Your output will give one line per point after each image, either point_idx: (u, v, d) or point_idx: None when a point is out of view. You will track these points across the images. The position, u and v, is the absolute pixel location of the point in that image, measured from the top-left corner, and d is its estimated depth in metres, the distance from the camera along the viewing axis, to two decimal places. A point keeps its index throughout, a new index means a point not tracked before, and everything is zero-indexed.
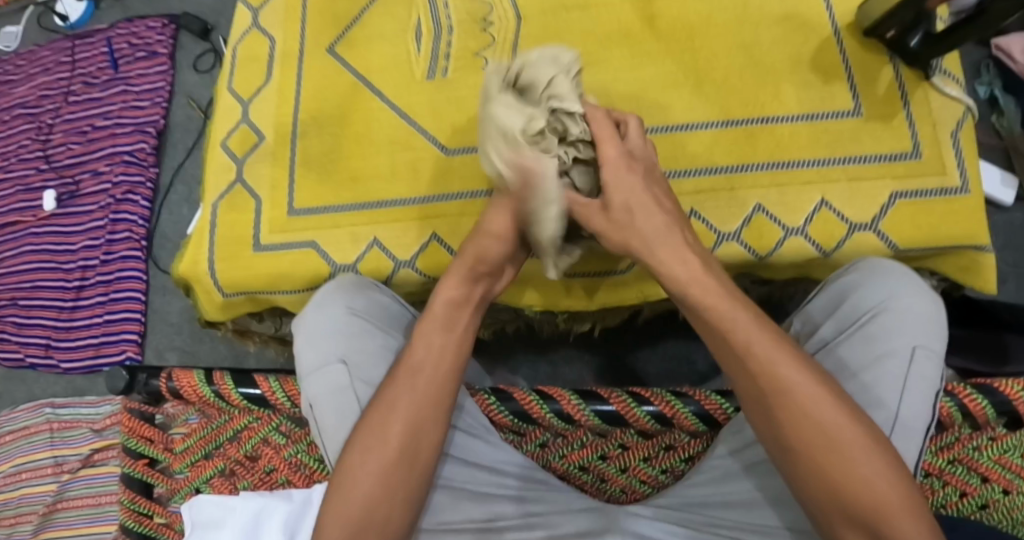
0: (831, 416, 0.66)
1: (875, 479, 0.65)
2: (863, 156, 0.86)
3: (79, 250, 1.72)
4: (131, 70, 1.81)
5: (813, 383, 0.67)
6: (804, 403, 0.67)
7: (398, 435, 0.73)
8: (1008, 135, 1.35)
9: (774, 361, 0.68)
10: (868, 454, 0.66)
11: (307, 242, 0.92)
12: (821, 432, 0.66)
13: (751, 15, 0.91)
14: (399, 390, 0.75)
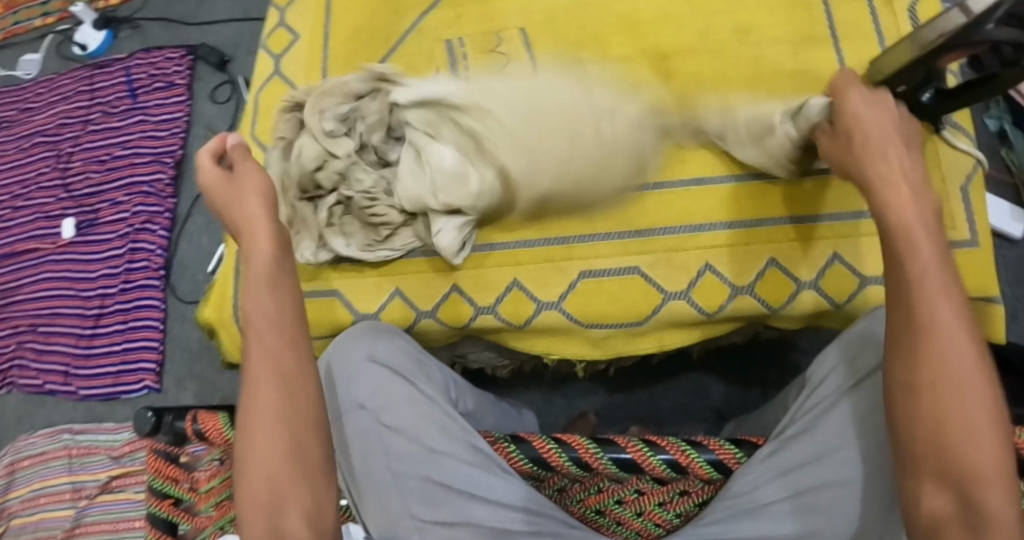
0: (967, 368, 0.62)
1: (988, 448, 0.60)
2: None
3: (98, 278, 1.74)
4: (149, 100, 1.83)
5: (959, 329, 0.62)
6: (953, 343, 0.62)
7: (274, 414, 0.70)
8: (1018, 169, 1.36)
9: (936, 295, 0.63)
10: (988, 432, 0.60)
11: (329, 290, 0.94)
12: (952, 377, 0.62)
13: (765, 74, 0.94)
14: (264, 382, 0.71)
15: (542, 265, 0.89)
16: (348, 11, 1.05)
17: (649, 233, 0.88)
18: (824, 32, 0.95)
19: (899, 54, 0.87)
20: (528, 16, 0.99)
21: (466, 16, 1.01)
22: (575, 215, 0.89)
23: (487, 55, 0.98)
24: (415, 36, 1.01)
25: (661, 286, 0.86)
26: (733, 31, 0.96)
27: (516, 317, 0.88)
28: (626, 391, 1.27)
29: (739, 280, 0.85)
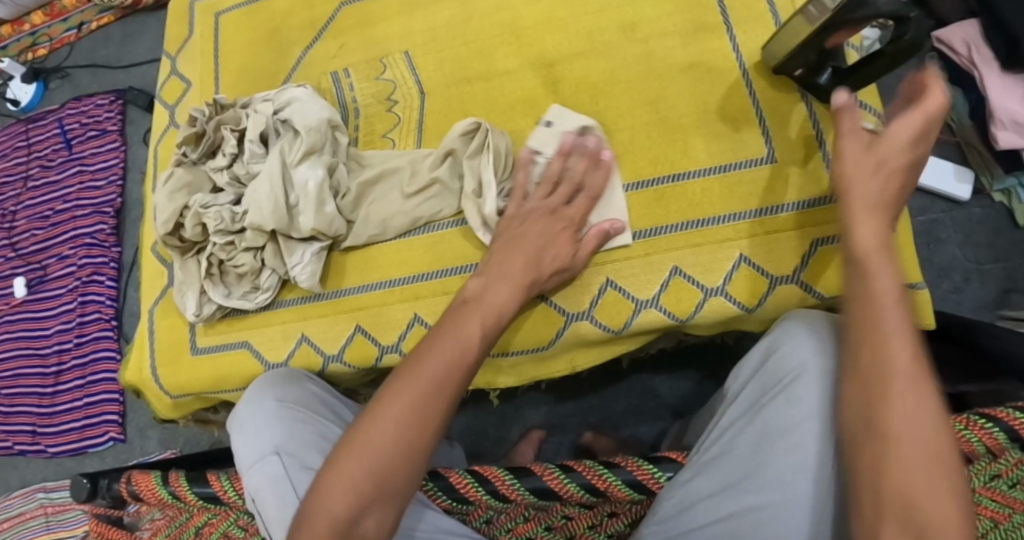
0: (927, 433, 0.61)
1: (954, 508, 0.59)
2: (783, 205, 0.85)
3: (53, 334, 1.66)
4: (84, 149, 1.75)
5: (925, 377, 0.62)
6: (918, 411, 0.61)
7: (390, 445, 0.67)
8: (960, 128, 1.18)
9: (891, 332, 0.64)
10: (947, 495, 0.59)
11: (241, 342, 0.93)
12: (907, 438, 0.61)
13: (658, 70, 0.90)
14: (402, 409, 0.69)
15: (441, 297, 0.86)
16: (234, 53, 1.03)
17: None
18: (716, 18, 0.91)
19: (791, 34, 0.82)
20: (412, 37, 0.97)
21: (349, 44, 0.99)
22: (468, 244, 0.87)
23: (374, 82, 0.96)
24: (303, 71, 1.00)
25: (564, 308, 0.86)
26: (621, 29, 0.92)
27: None
28: (576, 397, 1.25)
29: (642, 293, 0.84)
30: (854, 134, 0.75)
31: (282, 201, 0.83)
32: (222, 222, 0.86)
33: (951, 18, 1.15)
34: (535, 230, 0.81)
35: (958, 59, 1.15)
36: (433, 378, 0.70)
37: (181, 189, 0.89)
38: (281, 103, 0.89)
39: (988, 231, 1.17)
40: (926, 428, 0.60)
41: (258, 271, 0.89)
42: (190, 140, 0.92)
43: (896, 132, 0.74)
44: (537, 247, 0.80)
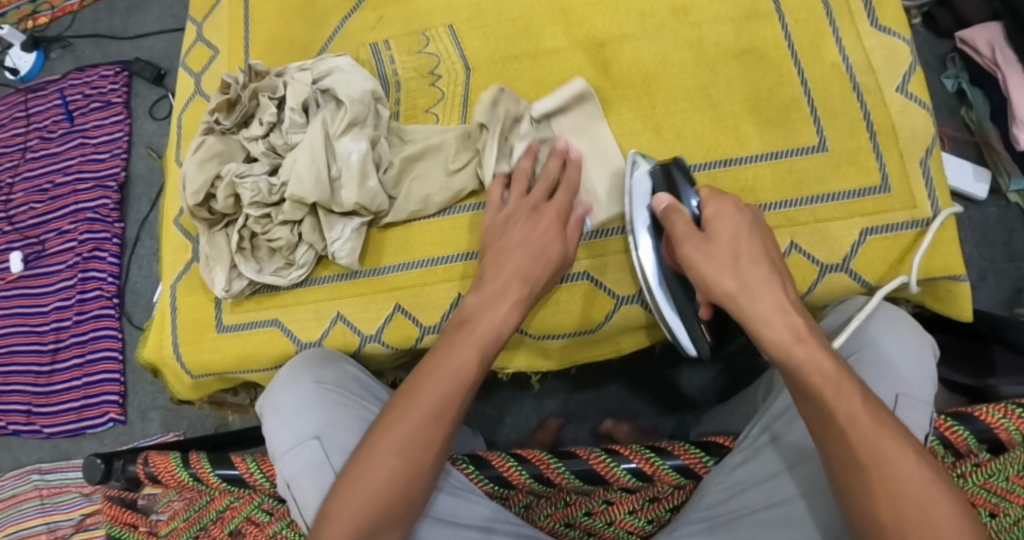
0: (941, 508, 0.57)
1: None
2: (833, 194, 0.81)
3: (50, 311, 1.58)
4: (87, 121, 1.69)
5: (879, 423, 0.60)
6: (919, 486, 0.58)
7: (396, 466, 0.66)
8: (979, 129, 1.14)
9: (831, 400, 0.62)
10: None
11: (271, 320, 0.89)
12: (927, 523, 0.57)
13: (708, 56, 0.87)
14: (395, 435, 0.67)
15: None
16: (265, 21, 0.99)
17: (598, 236, 0.83)
18: (768, 6, 0.87)
19: None
20: (454, 11, 0.93)
21: (389, 16, 0.95)
22: None
23: (416, 56, 0.93)
24: (340, 41, 0.97)
25: (613, 292, 0.82)
26: (672, 13, 0.89)
27: None
28: (596, 385, 1.20)
29: None
30: (684, 242, 0.73)
31: (323, 174, 0.80)
32: (258, 195, 0.82)
33: (973, 18, 1.12)
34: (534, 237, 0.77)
35: (982, 61, 1.09)
36: (431, 405, 0.68)
37: (212, 159, 0.85)
38: (321, 71, 0.86)
39: (1005, 230, 1.11)
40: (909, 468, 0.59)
41: (294, 246, 0.85)
42: (223, 107, 0.87)
43: (767, 272, 0.69)
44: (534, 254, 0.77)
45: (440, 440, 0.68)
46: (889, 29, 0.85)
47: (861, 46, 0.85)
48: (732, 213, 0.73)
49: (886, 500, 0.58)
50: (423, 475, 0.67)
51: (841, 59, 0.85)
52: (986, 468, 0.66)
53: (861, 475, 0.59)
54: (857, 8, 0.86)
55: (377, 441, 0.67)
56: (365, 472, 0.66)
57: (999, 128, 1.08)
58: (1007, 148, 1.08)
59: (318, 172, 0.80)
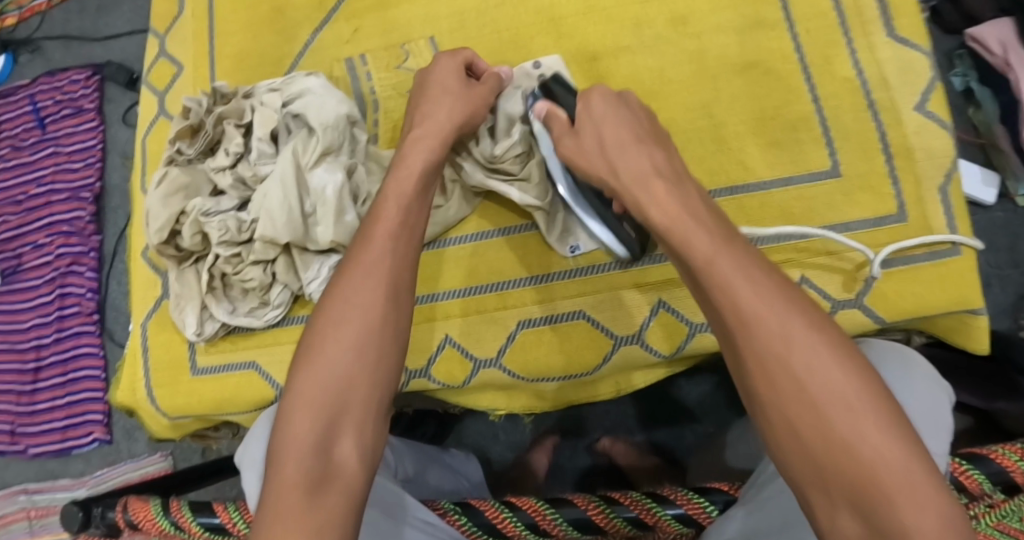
0: (880, 434, 0.48)
1: (934, 517, 0.46)
2: (847, 224, 0.75)
3: (29, 329, 1.49)
4: (59, 129, 1.59)
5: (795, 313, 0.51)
6: (856, 411, 0.48)
7: (318, 385, 0.57)
8: (986, 131, 1.07)
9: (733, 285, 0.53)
10: (940, 507, 0.46)
11: (247, 362, 0.83)
12: (872, 457, 0.47)
13: (712, 70, 0.80)
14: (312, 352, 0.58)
15: (476, 317, 0.77)
16: (233, 35, 0.92)
17: (594, 270, 0.76)
18: (776, 14, 0.80)
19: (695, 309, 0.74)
20: (435, 22, 0.86)
21: (364, 28, 0.88)
22: (507, 257, 0.77)
23: (395, 73, 0.86)
24: (310, 58, 0.89)
25: (610, 331, 0.75)
26: (672, 22, 0.82)
27: (449, 380, 0.76)
28: (593, 405, 1.15)
29: (696, 317, 0.74)
30: (559, 139, 0.69)
31: (296, 213, 0.74)
32: (225, 234, 0.76)
33: (984, 13, 1.05)
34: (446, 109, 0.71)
35: (993, 59, 1.03)
36: (333, 327, 0.59)
37: (176, 193, 0.79)
38: (290, 94, 0.79)
39: (1008, 234, 1.04)
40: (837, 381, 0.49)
41: (268, 286, 0.79)
42: (185, 134, 0.81)
43: (647, 151, 0.63)
44: (419, 177, 0.67)
45: (356, 394, 0.58)
46: (908, 41, 0.79)
47: (876, 59, 0.78)
48: (600, 103, 0.67)
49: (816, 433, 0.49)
50: (350, 426, 0.57)
51: (855, 74, 0.78)
52: (1001, 508, 0.59)
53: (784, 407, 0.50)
54: (872, 17, 0.79)
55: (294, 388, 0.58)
56: (285, 439, 0.56)
57: (1009, 130, 1.01)
58: (1017, 151, 1.01)
59: (291, 212, 0.74)
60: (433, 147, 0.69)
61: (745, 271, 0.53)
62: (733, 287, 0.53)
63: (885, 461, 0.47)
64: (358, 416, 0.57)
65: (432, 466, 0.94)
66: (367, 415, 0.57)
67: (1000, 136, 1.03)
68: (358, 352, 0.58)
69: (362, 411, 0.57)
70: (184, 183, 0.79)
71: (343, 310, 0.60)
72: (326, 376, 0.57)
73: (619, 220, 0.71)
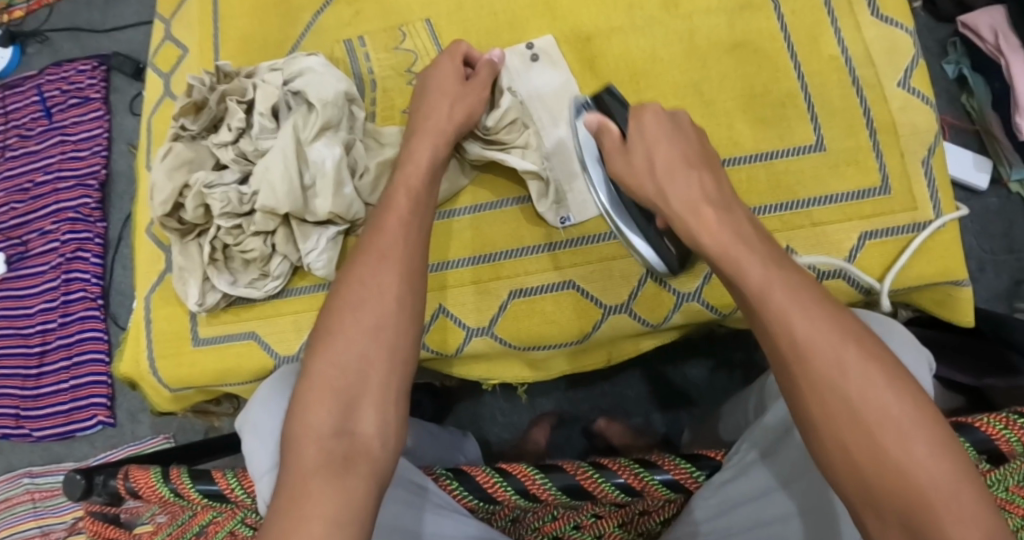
0: (887, 390, 0.51)
1: (934, 470, 0.49)
2: (831, 196, 0.78)
3: (36, 314, 1.51)
4: (66, 117, 1.61)
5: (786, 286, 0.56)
6: (836, 344, 0.53)
7: (339, 369, 0.62)
8: (980, 118, 1.09)
9: (739, 266, 0.58)
10: (945, 455, 0.49)
11: (248, 333, 0.86)
12: (878, 411, 0.51)
13: (702, 50, 0.83)
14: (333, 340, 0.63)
15: (471, 288, 0.79)
16: (236, 18, 0.95)
17: (584, 242, 0.78)
18: None
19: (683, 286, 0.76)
20: (431, 4, 0.89)
21: (366, 12, 0.91)
22: (500, 229, 0.80)
23: (393, 53, 0.89)
24: (313, 37, 0.92)
25: (600, 301, 0.77)
26: (663, 4, 0.84)
27: (443, 347, 0.79)
28: (588, 384, 1.17)
29: (683, 287, 0.76)
30: (610, 154, 0.70)
31: (294, 184, 0.76)
32: (226, 205, 0.78)
33: (975, 1, 1.07)
34: (436, 108, 0.76)
35: (984, 46, 1.05)
36: (355, 316, 0.64)
37: (181, 167, 0.81)
38: (291, 73, 0.82)
39: (1005, 221, 1.07)
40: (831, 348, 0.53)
41: (268, 257, 0.82)
42: (189, 111, 0.83)
43: (695, 175, 0.65)
44: (427, 171, 0.73)
45: (374, 370, 0.63)
46: (892, 20, 0.81)
47: (861, 38, 0.81)
48: (654, 125, 0.68)
49: (829, 393, 0.52)
50: (369, 406, 0.61)
51: (841, 53, 0.81)
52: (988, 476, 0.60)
53: (809, 370, 0.53)
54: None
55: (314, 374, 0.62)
56: (303, 426, 0.60)
57: (1001, 116, 1.04)
58: (1008, 136, 1.03)
59: (289, 183, 0.76)
60: (434, 144, 0.74)
61: (780, 276, 0.56)
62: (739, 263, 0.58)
63: (891, 414, 0.51)
64: (377, 389, 0.62)
65: (431, 440, 0.97)
66: (384, 398, 0.62)
67: (995, 125, 1.05)
68: (377, 342, 0.64)
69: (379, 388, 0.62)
70: (189, 158, 0.82)
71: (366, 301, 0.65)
72: (348, 359, 0.62)
73: (661, 236, 0.72)
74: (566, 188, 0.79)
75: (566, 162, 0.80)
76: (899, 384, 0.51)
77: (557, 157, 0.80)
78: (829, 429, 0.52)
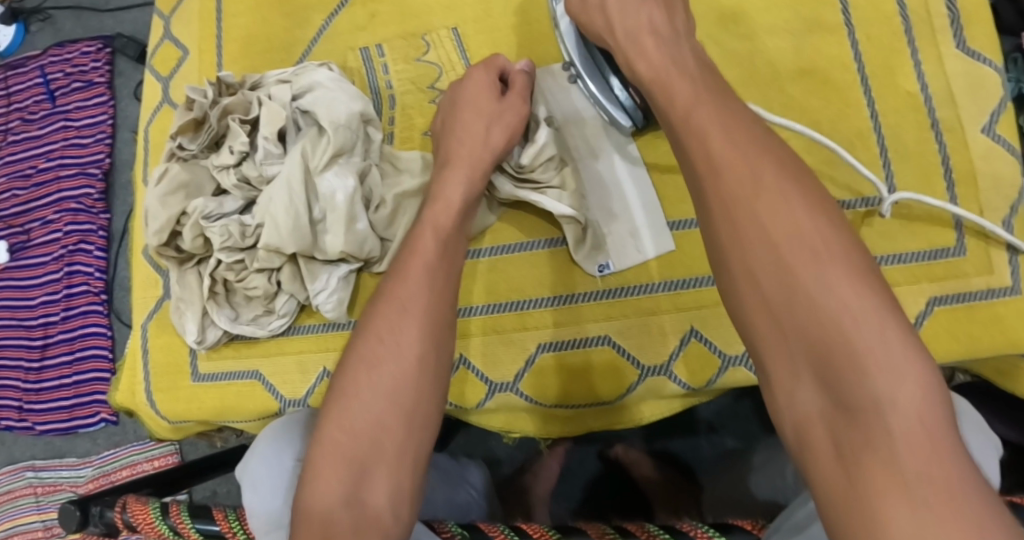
0: (804, 218, 0.49)
1: (903, 382, 0.44)
2: (900, 254, 0.69)
3: (37, 306, 1.41)
4: (69, 102, 1.51)
5: (750, 153, 0.51)
6: (797, 215, 0.49)
7: (354, 431, 0.53)
8: None
9: (705, 134, 0.53)
10: (875, 314, 0.45)
11: (251, 371, 0.79)
12: (791, 236, 0.48)
13: (764, 77, 0.74)
14: (350, 399, 0.54)
15: (497, 336, 0.71)
16: (243, 18, 0.86)
17: (622, 293, 0.70)
18: (836, 17, 0.73)
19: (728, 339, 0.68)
20: (459, 11, 0.80)
21: (382, 15, 0.82)
22: (531, 274, 0.72)
23: (414, 65, 0.80)
24: (326, 43, 0.83)
25: (636, 359, 0.70)
26: (717, 22, 0.75)
27: (462, 401, 0.71)
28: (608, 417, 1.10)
29: (730, 348, 0.68)
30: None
31: (303, 222, 0.68)
32: (227, 239, 0.71)
33: None
34: (471, 131, 0.68)
35: None
36: (380, 379, 0.54)
37: (177, 191, 0.74)
38: (301, 87, 0.74)
39: None
40: (796, 233, 0.48)
41: (273, 295, 0.74)
42: (187, 129, 0.75)
43: (647, 10, 0.63)
44: (459, 209, 0.64)
45: (391, 435, 0.53)
46: (978, 54, 0.71)
47: (943, 72, 0.71)
48: None
49: (788, 277, 0.48)
50: (382, 473, 0.52)
51: (919, 88, 0.71)
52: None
53: (721, 191, 0.51)
54: (941, 26, 0.72)
55: (324, 443, 0.53)
56: (309, 498, 0.51)
57: None
58: None
59: (298, 221, 0.68)
60: (469, 176, 0.66)
61: (709, 99, 0.55)
62: (704, 132, 0.53)
63: (807, 240, 0.48)
64: (394, 455, 0.52)
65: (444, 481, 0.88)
66: (401, 465, 0.52)
67: None
68: (403, 414, 0.53)
69: (399, 458, 0.52)
70: (187, 182, 0.74)
71: (391, 353, 0.55)
72: (368, 423, 0.53)
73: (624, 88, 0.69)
74: (605, 230, 0.71)
75: (608, 197, 0.72)
76: (815, 208, 0.49)
77: (599, 190, 0.72)
78: (742, 260, 0.49)
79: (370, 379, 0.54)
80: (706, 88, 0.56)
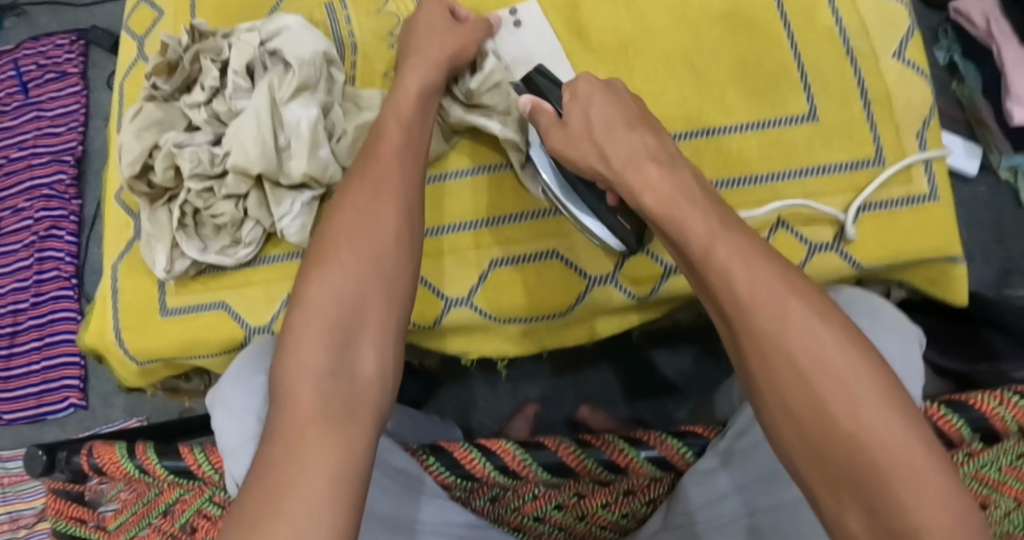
0: (836, 352, 0.49)
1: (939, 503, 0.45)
2: (825, 165, 0.76)
3: (6, 294, 1.41)
4: (41, 93, 1.52)
5: (767, 281, 0.51)
6: (828, 352, 0.49)
7: (334, 300, 0.56)
8: (970, 105, 1.08)
9: (727, 267, 0.52)
10: (907, 437, 0.46)
11: (217, 303, 0.83)
12: (822, 369, 0.49)
13: (696, 20, 0.80)
14: (327, 272, 0.57)
15: (455, 255, 0.76)
16: None
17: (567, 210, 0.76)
18: None
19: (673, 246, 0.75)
20: None
21: None
22: (485, 199, 0.77)
23: (375, 17, 0.86)
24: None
25: (585, 271, 0.75)
26: None
27: (422, 318, 0.76)
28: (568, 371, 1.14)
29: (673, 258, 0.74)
30: (549, 132, 0.66)
31: (268, 146, 0.73)
32: (197, 165, 0.75)
33: None
34: (421, 46, 0.72)
35: (976, 33, 1.03)
36: (356, 256, 0.58)
37: (151, 127, 0.78)
38: (268, 32, 0.78)
39: (993, 209, 1.06)
40: (832, 367, 0.48)
41: (240, 222, 0.79)
42: (161, 70, 0.80)
43: (638, 136, 0.61)
44: (418, 97, 0.69)
45: (371, 302, 0.57)
46: None
47: (857, 10, 0.78)
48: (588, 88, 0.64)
49: (822, 415, 0.48)
50: (366, 340, 0.56)
51: (835, 23, 0.78)
52: (980, 457, 0.59)
53: (748, 329, 0.51)
54: None
55: (304, 312, 0.56)
56: (295, 367, 0.54)
57: (992, 103, 1.03)
58: (998, 123, 1.02)
59: (262, 145, 0.73)
60: (423, 73, 0.70)
61: (727, 233, 0.54)
62: (728, 271, 0.52)
63: (843, 377, 0.48)
64: (375, 322, 0.57)
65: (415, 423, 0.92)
66: (383, 332, 0.57)
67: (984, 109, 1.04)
68: (378, 281, 0.58)
69: (379, 322, 0.57)
70: (159, 118, 0.79)
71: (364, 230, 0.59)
72: (349, 293, 0.56)
73: (614, 214, 0.69)
74: None
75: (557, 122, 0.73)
76: (845, 339, 0.49)
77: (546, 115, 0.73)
78: (778, 399, 0.50)
79: (348, 254, 0.58)
80: (705, 205, 0.56)
